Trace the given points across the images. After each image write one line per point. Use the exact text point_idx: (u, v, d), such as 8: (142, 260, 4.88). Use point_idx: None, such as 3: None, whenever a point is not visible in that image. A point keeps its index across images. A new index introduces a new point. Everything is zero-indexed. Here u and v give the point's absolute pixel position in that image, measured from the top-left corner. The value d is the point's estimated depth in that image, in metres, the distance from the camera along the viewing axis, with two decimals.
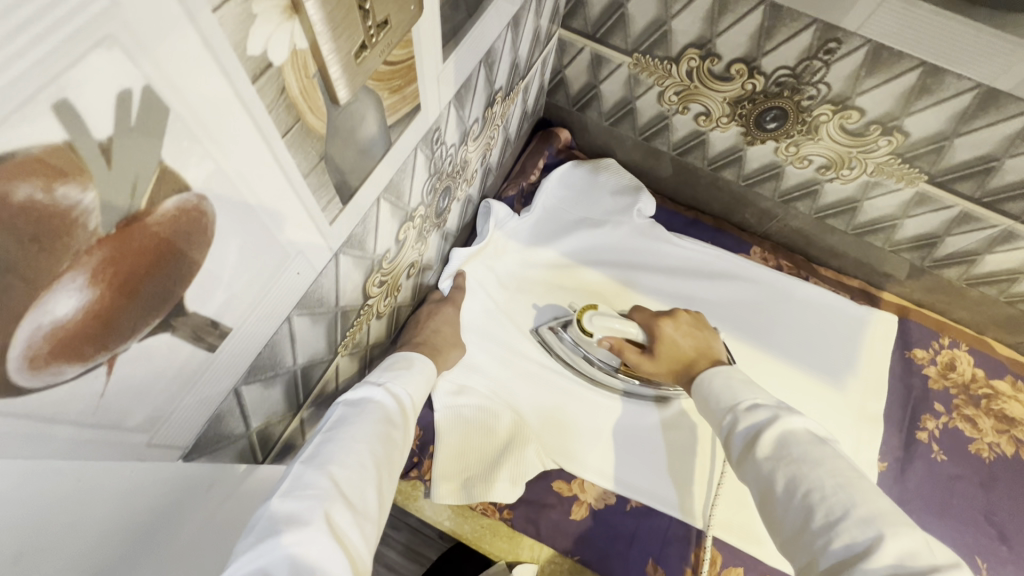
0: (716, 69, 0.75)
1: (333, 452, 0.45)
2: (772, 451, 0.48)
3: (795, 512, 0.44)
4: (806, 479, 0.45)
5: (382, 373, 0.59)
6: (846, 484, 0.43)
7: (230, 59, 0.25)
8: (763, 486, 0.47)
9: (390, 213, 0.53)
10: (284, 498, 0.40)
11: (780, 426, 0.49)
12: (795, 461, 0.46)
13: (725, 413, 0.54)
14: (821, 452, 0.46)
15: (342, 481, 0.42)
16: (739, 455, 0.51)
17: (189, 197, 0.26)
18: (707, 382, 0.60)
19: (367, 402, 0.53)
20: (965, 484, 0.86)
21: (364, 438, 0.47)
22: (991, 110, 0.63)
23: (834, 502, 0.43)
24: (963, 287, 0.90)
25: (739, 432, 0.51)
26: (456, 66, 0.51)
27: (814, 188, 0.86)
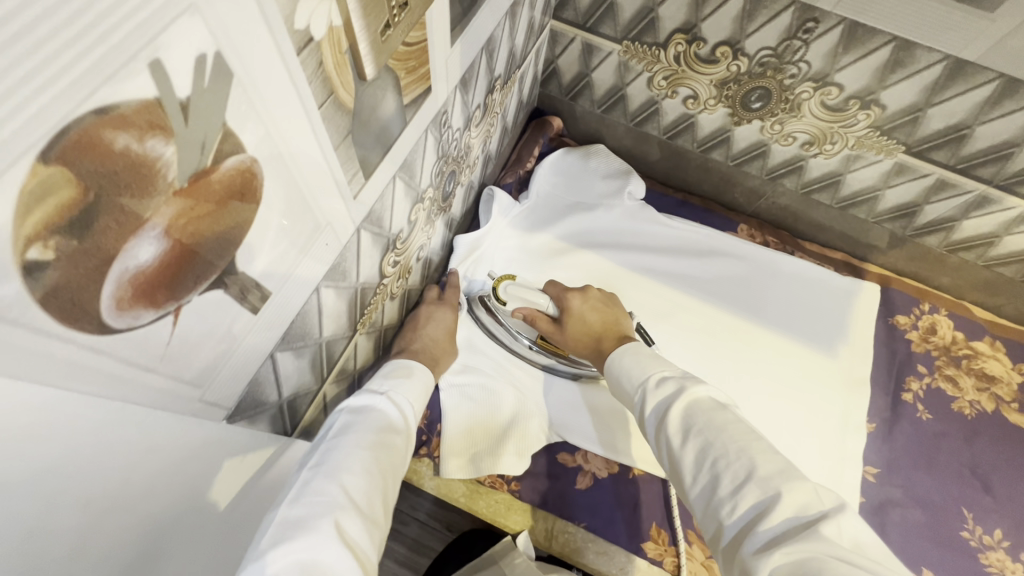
0: (702, 53, 0.79)
1: (339, 462, 0.49)
2: (679, 425, 0.52)
3: (705, 479, 0.48)
4: (712, 448, 0.48)
5: (384, 380, 0.63)
6: (745, 449, 0.47)
7: (281, 31, 0.28)
8: (672, 454, 0.52)
9: (403, 192, 0.56)
10: (295, 506, 0.44)
11: (688, 397, 0.54)
12: (699, 431, 0.50)
13: (636, 390, 0.60)
14: (724, 418, 0.51)
15: (350, 489, 0.47)
16: (654, 432, 0.55)
17: (244, 159, 0.29)
18: (617, 361, 0.65)
19: (367, 413, 0.57)
20: (950, 440, 0.91)
21: (367, 448, 0.52)
22: (960, 80, 0.67)
23: (737, 467, 0.46)
24: (943, 253, 0.95)
25: (652, 408, 0.56)
26: (462, 51, 0.54)
27: (799, 164, 0.90)
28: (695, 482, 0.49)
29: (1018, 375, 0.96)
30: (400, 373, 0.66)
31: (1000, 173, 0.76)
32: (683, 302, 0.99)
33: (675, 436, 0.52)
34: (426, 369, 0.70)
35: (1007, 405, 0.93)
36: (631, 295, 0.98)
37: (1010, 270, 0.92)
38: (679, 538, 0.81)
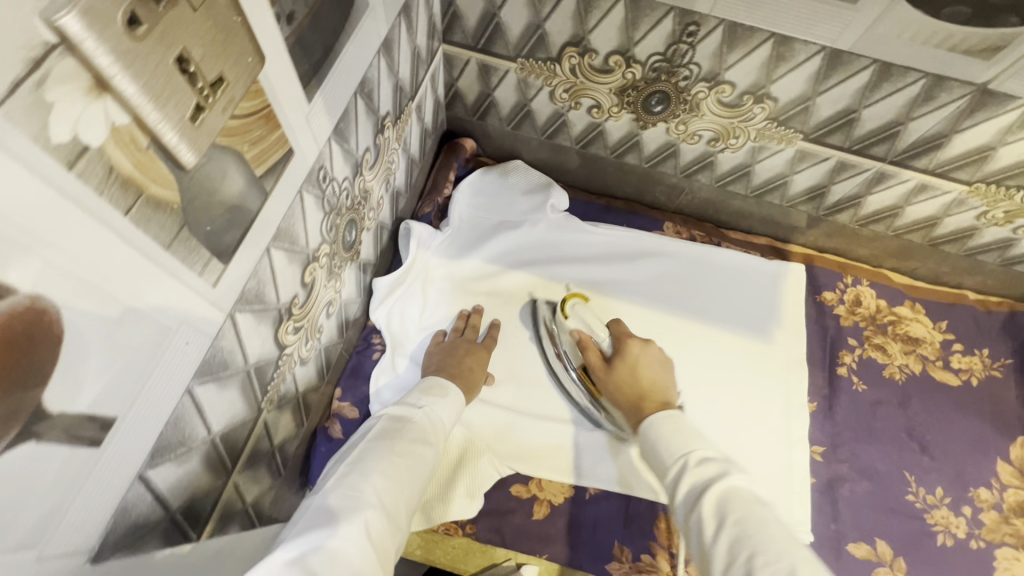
0: (596, 63, 0.78)
1: (373, 463, 0.54)
2: (713, 518, 0.50)
3: (735, 573, 0.46)
4: (749, 540, 0.47)
5: (422, 395, 0.67)
6: (787, 550, 0.45)
7: (31, 151, 0.24)
8: (702, 539, 0.50)
9: (286, 260, 0.52)
10: (331, 496, 0.50)
11: (726, 485, 0.52)
12: (734, 522, 0.48)
13: (677, 460, 0.58)
14: (759, 512, 0.49)
15: (378, 489, 0.52)
16: (684, 518, 0.53)
17: (19, 300, 0.25)
18: (653, 428, 0.63)
19: (408, 420, 0.62)
20: (886, 407, 0.94)
21: (401, 455, 0.56)
22: (840, 68, 0.69)
23: (775, 566, 0.44)
24: (856, 228, 0.97)
25: (686, 486, 0.55)
26: (326, 102, 0.50)
27: (709, 160, 0.91)
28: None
29: (939, 334, 1.00)
30: (437, 392, 0.69)
31: (892, 150, 0.78)
32: (619, 310, 0.98)
33: (708, 525, 0.50)
34: (460, 393, 0.72)
35: (932, 364, 0.97)
36: None
37: (918, 237, 0.95)
38: (641, 553, 0.81)
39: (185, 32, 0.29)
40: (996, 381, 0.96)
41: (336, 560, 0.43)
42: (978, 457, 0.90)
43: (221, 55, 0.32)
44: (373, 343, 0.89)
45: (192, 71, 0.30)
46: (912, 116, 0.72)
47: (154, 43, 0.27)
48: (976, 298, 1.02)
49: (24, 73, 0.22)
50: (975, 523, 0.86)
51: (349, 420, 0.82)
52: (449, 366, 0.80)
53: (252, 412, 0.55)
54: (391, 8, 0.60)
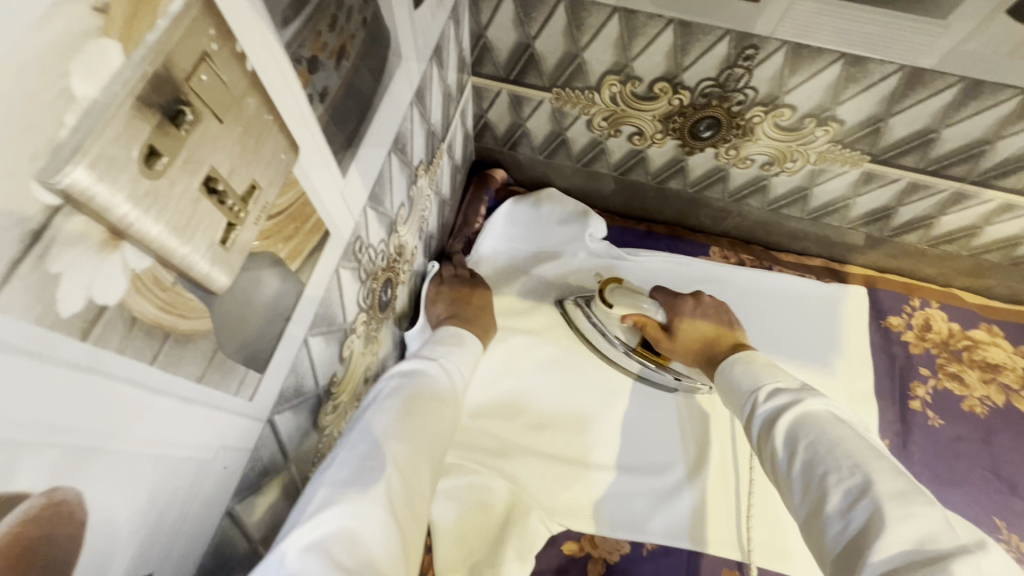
0: (639, 91, 0.72)
1: (387, 425, 0.49)
2: (786, 445, 0.48)
3: (812, 496, 0.44)
4: (821, 460, 0.45)
5: (436, 347, 0.64)
6: (860, 465, 0.43)
7: (34, 335, 0.19)
8: (778, 470, 0.48)
9: (323, 343, 0.48)
10: (339, 467, 0.44)
11: (799, 412, 0.49)
12: (806, 451, 0.46)
13: (747, 396, 0.55)
14: (833, 434, 0.46)
15: (393, 454, 0.46)
16: (760, 445, 0.51)
17: (34, 502, 0.21)
18: (729, 368, 0.60)
19: (421, 381, 0.56)
20: (967, 444, 0.86)
21: (414, 415, 0.51)
22: (920, 87, 0.61)
23: (850, 484, 0.42)
24: (925, 248, 0.89)
25: (759, 419, 0.52)
26: (360, 172, 0.46)
27: (762, 184, 0.84)
28: (800, 501, 0.45)
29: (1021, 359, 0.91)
30: (452, 342, 0.66)
31: (973, 170, 0.70)
32: None
33: (782, 452, 0.48)
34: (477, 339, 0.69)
35: (1016, 394, 0.89)
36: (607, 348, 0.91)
37: (996, 255, 0.87)
38: None
39: (210, 150, 0.24)
40: None
41: (353, 542, 0.39)
42: None
43: (252, 161, 0.28)
44: None
45: (220, 189, 0.26)
46: (1001, 134, 0.65)
47: (175, 173, 0.23)
48: None
49: (22, 251, 0.18)
50: None
51: None
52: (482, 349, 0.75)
53: None
54: (423, 54, 0.55)
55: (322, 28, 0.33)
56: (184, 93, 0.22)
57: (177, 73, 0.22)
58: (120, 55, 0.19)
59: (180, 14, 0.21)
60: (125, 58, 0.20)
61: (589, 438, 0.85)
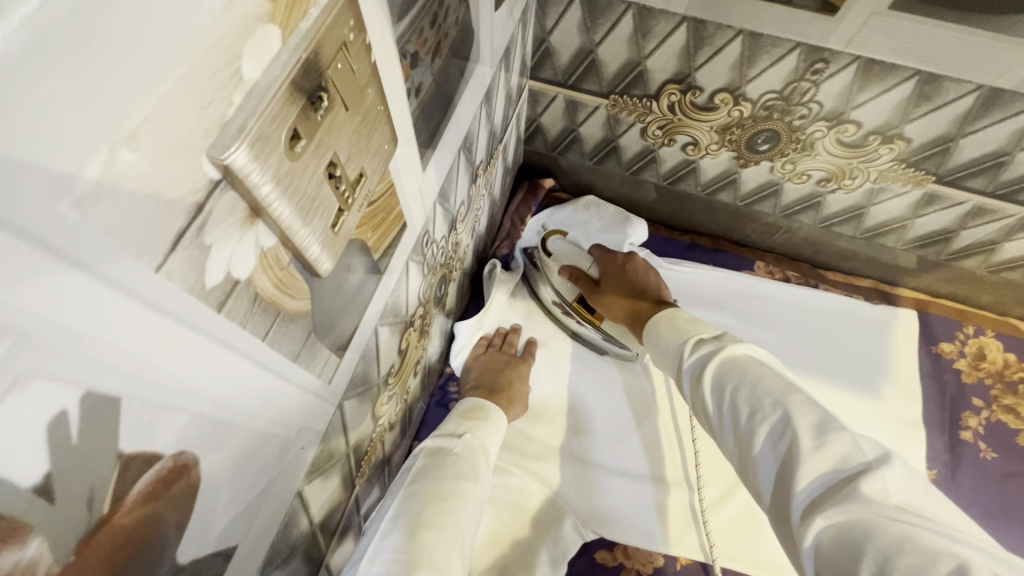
0: (699, 101, 0.72)
1: (414, 515, 0.49)
2: (716, 396, 0.48)
3: (744, 439, 0.45)
4: (746, 406, 0.45)
5: (460, 421, 0.64)
6: (780, 401, 0.44)
7: (187, 304, 0.20)
8: (713, 425, 0.49)
9: (388, 334, 0.48)
10: (373, 563, 0.45)
11: (721, 360, 0.50)
12: (731, 396, 0.47)
13: (675, 356, 0.55)
14: (755, 375, 0.47)
15: (422, 543, 0.46)
16: (692, 400, 0.52)
17: (163, 464, 0.22)
18: (655, 329, 0.61)
19: (451, 457, 0.57)
20: (1021, 481, 0.82)
21: (443, 498, 0.51)
22: (995, 108, 0.60)
23: (773, 422, 0.43)
24: (983, 274, 0.87)
25: (690, 373, 0.52)
26: (436, 168, 0.47)
27: (816, 201, 0.83)
28: (733, 445, 0.46)
29: None
30: (475, 413, 0.66)
31: None
32: None
33: (711, 402, 0.49)
34: (499, 408, 0.69)
35: None
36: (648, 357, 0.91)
37: None
38: None
39: (335, 138, 0.25)
40: None
41: None
42: None
43: (363, 150, 0.29)
44: (451, 391, 0.85)
45: (337, 174, 0.27)
46: None
47: (309, 157, 0.24)
48: None
49: (188, 221, 0.19)
50: None
51: None
52: (490, 381, 0.79)
53: (346, 492, 0.51)
54: (495, 57, 0.56)
55: (425, 25, 0.34)
56: (325, 80, 0.23)
57: (322, 60, 0.22)
58: (279, 40, 0.20)
59: (329, 4, 0.22)
60: (282, 44, 0.20)
61: (626, 447, 0.85)
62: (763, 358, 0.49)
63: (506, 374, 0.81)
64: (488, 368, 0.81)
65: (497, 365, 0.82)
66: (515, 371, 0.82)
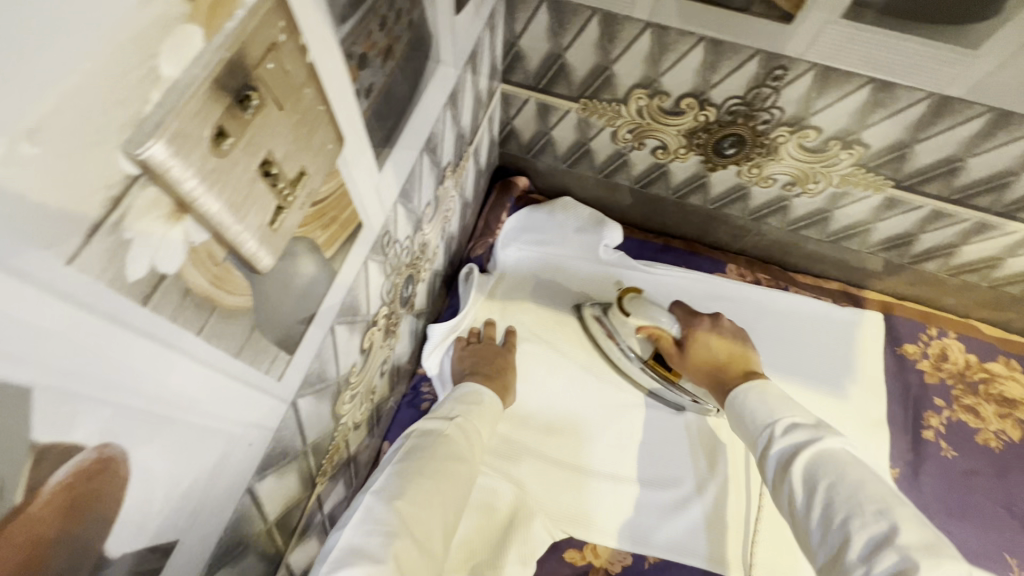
0: (666, 105, 0.73)
1: (401, 490, 0.51)
2: (805, 491, 0.49)
3: (831, 542, 0.45)
4: (851, 515, 0.45)
5: (455, 404, 0.66)
6: (884, 510, 0.44)
7: (105, 297, 0.20)
8: (798, 516, 0.49)
9: (348, 332, 0.49)
10: (357, 531, 0.47)
11: (818, 451, 0.51)
12: (826, 494, 0.47)
13: (760, 431, 0.56)
14: (850, 475, 0.47)
15: (405, 515, 0.49)
16: (775, 487, 0.52)
17: (86, 455, 0.22)
18: (741, 397, 0.62)
19: (443, 437, 0.59)
20: (980, 478, 0.84)
21: (429, 475, 0.54)
22: (947, 116, 0.62)
23: (873, 527, 0.43)
24: (945, 277, 0.89)
25: (774, 457, 0.53)
26: (395, 168, 0.47)
27: (783, 204, 0.84)
28: (818, 545, 0.46)
29: None
30: (471, 400, 0.68)
31: (998, 201, 0.70)
32: None
33: (800, 495, 0.49)
34: (495, 395, 0.72)
35: None
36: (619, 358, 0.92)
37: (1017, 288, 0.86)
38: None
39: (268, 136, 0.26)
40: None
41: None
42: None
43: (304, 149, 0.29)
44: (423, 392, 0.85)
45: (274, 172, 0.27)
46: None
47: (239, 154, 0.24)
48: None
49: (102, 216, 0.19)
50: None
51: None
52: (484, 367, 0.79)
53: (306, 490, 0.51)
54: (459, 60, 0.56)
55: (373, 27, 0.35)
56: (253, 79, 0.24)
57: (249, 59, 0.23)
58: (202, 40, 0.21)
59: (255, 5, 0.23)
60: (205, 43, 0.21)
61: (597, 447, 0.86)
62: (859, 459, 0.50)
63: (498, 363, 0.81)
64: (481, 357, 0.81)
65: (487, 354, 0.82)
66: (503, 360, 0.82)
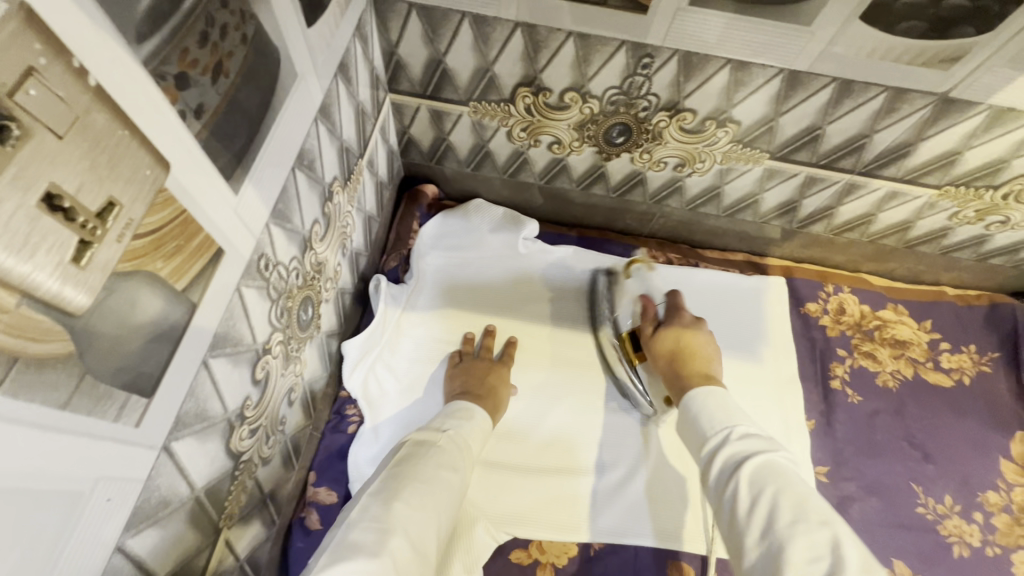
0: (551, 101, 0.75)
1: (400, 491, 0.55)
2: (750, 494, 0.52)
3: (772, 544, 0.48)
4: (796, 520, 0.48)
5: (448, 418, 0.70)
6: (827, 524, 0.47)
7: None
8: (735, 518, 0.52)
9: (229, 365, 0.46)
10: (355, 529, 0.50)
11: (766, 456, 0.54)
12: (771, 501, 0.50)
13: (717, 433, 0.60)
14: (793, 486, 0.51)
15: (406, 515, 0.52)
16: (719, 487, 0.55)
17: None
18: (696, 401, 0.65)
19: (435, 443, 0.63)
20: (884, 418, 0.91)
21: (424, 480, 0.57)
22: (800, 88, 0.67)
23: (815, 539, 0.46)
24: (832, 236, 0.96)
25: (724, 459, 0.57)
26: (258, 189, 0.45)
27: (678, 185, 0.88)
28: (756, 554, 0.49)
29: (926, 334, 0.98)
30: (462, 416, 0.72)
31: (859, 162, 0.77)
32: None
33: (743, 499, 0.52)
34: (484, 411, 0.75)
35: (923, 366, 0.95)
36: (545, 352, 0.93)
37: (893, 240, 0.94)
38: None
39: (48, 166, 0.24)
40: (986, 376, 0.95)
41: None
42: (983, 459, 0.89)
43: (108, 177, 0.28)
44: (348, 415, 0.82)
45: (65, 206, 0.26)
46: (877, 128, 0.71)
47: (2, 189, 0.22)
48: (956, 293, 1.01)
49: None
50: (989, 529, 0.84)
51: (327, 507, 0.73)
52: (476, 386, 0.81)
53: (209, 538, 0.48)
54: (325, 72, 0.55)
55: (190, 43, 0.33)
56: (8, 108, 0.22)
57: None
58: None
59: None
60: None
61: (527, 449, 0.86)
62: (799, 477, 0.54)
63: (489, 379, 0.83)
64: (471, 376, 0.82)
65: (478, 372, 0.83)
66: (496, 375, 0.84)
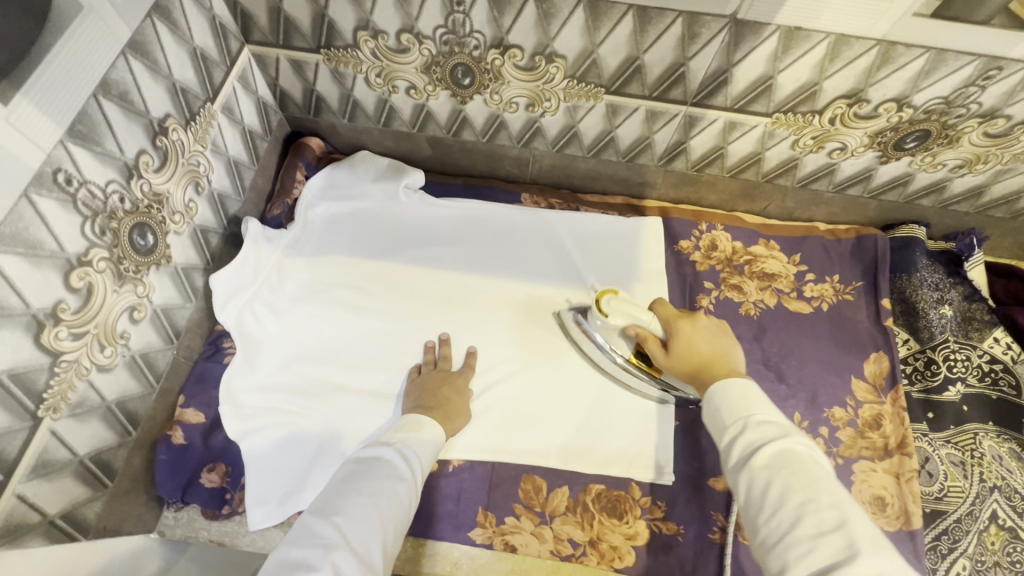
0: (390, 44, 0.80)
1: (341, 507, 0.58)
2: (767, 475, 0.52)
3: (779, 524, 0.49)
4: (805, 496, 0.49)
5: (395, 433, 0.72)
6: (838, 504, 0.48)
7: None
8: (752, 504, 0.52)
9: (27, 266, 0.53)
10: (295, 548, 0.53)
11: (785, 444, 0.54)
12: (781, 482, 0.51)
13: (735, 421, 0.59)
14: (813, 473, 0.51)
15: (348, 531, 0.55)
16: (736, 468, 0.55)
17: None
18: (717, 395, 0.63)
19: (377, 460, 0.66)
20: (742, 343, 0.96)
21: (369, 494, 0.60)
22: (604, 18, 0.71)
23: (824, 518, 0.47)
24: (696, 173, 0.99)
25: (741, 447, 0.56)
26: (39, 105, 0.51)
27: (536, 126, 0.93)
28: (767, 527, 0.50)
29: (794, 267, 1.02)
30: (411, 428, 0.74)
31: (687, 91, 0.81)
32: (479, 284, 0.99)
33: (757, 483, 0.53)
34: (438, 425, 0.76)
35: (787, 296, 0.99)
36: (422, 292, 0.97)
37: (752, 174, 0.97)
38: (504, 516, 0.83)
39: None
40: (848, 304, 0.98)
41: None
42: (834, 379, 0.93)
43: None
44: (223, 346, 0.88)
45: None
46: (688, 55, 0.75)
47: None
48: (826, 228, 1.04)
49: None
50: (833, 442, 0.88)
51: (191, 425, 0.82)
52: (429, 400, 0.82)
53: (22, 422, 0.56)
54: (133, 10, 0.60)
55: None
56: None
57: None
58: None
59: None
60: None
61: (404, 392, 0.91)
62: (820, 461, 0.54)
63: (445, 391, 0.85)
64: (426, 390, 0.84)
65: (435, 384, 0.85)
66: (452, 385, 0.86)
